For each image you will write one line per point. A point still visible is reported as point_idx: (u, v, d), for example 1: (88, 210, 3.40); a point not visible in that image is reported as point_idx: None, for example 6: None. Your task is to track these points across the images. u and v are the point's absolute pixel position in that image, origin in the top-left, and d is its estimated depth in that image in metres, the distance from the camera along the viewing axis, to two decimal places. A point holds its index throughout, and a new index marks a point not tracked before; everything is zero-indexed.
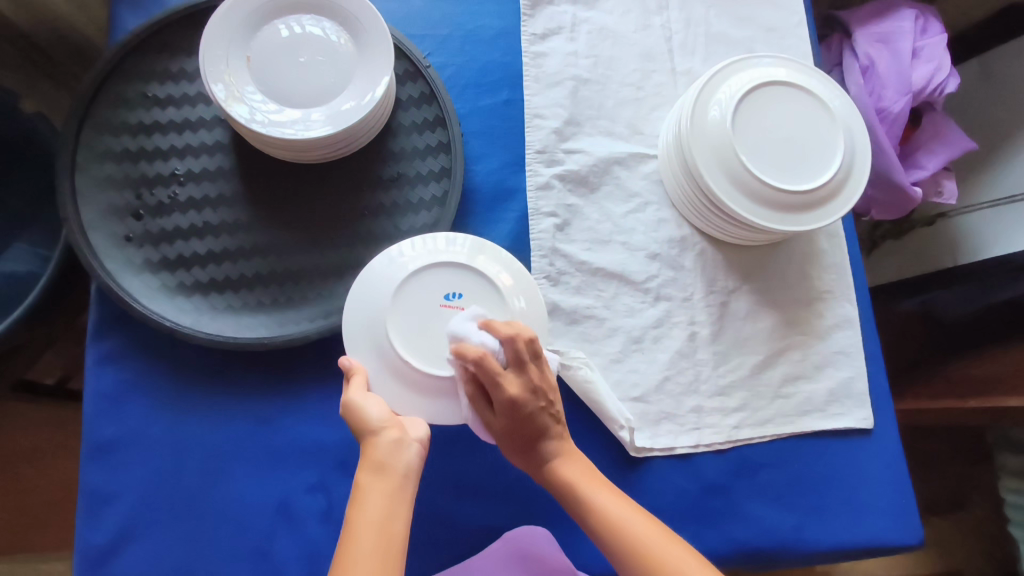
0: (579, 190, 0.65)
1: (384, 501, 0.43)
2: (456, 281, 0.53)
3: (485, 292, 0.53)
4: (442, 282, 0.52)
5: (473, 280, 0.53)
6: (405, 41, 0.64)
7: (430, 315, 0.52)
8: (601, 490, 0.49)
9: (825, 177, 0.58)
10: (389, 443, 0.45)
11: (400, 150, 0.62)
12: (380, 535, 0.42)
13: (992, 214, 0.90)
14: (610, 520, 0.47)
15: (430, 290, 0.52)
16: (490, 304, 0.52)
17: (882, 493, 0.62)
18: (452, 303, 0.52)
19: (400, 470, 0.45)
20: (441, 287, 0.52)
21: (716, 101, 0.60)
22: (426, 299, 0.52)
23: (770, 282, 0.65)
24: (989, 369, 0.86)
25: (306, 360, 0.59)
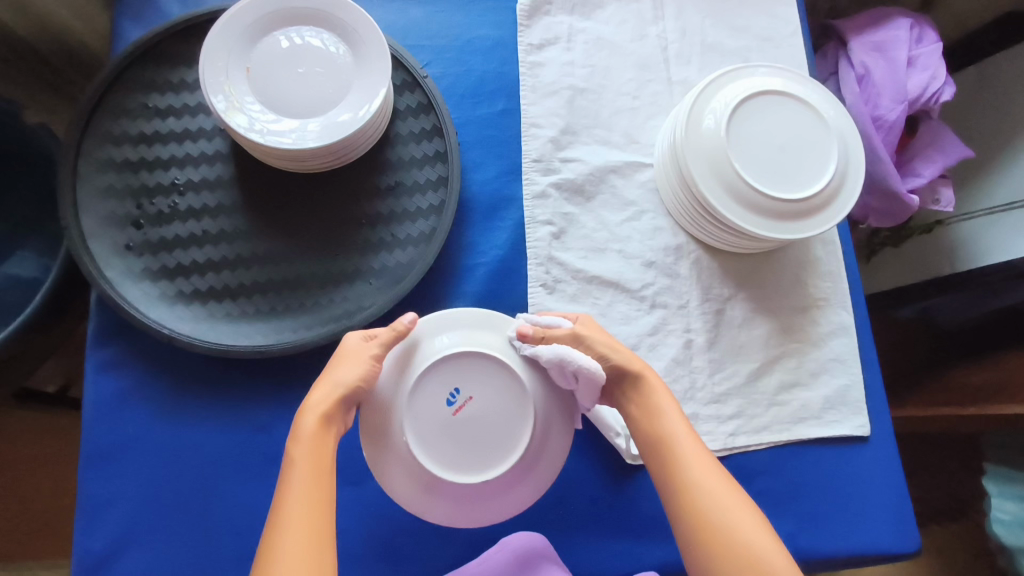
0: (575, 198, 0.66)
1: (320, 456, 0.45)
2: (463, 375, 0.50)
3: (475, 368, 0.50)
4: (426, 405, 0.49)
5: (474, 372, 0.50)
6: (403, 51, 0.64)
7: (454, 432, 0.49)
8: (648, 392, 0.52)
9: (819, 185, 0.58)
10: (340, 405, 0.47)
11: (398, 160, 0.63)
12: (311, 485, 0.44)
13: (989, 221, 0.91)
14: (648, 419, 0.50)
15: (432, 429, 0.49)
16: (496, 395, 0.50)
17: (878, 501, 0.62)
18: (457, 403, 0.49)
19: (335, 430, 0.47)
20: (445, 386, 0.49)
21: (711, 111, 0.61)
22: (432, 417, 0.49)
23: (766, 289, 0.66)
24: (989, 376, 0.86)
25: (303, 370, 0.59)
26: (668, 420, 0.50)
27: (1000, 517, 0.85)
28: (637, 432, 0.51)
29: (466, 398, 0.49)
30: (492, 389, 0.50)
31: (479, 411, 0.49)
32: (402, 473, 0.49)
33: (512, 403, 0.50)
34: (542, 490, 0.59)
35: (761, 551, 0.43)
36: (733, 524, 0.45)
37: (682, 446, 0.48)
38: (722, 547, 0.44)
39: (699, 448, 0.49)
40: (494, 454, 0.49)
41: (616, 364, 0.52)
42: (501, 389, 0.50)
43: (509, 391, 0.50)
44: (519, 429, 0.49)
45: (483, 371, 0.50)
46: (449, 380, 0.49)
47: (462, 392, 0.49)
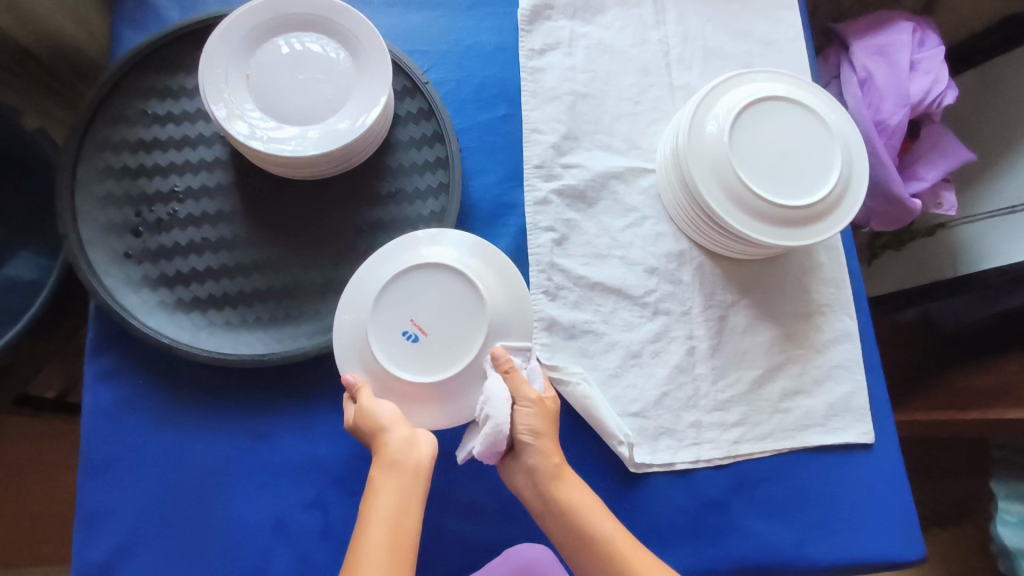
0: (577, 205, 0.65)
1: (391, 501, 0.47)
2: (393, 314, 0.51)
3: (390, 295, 0.51)
4: (403, 356, 0.51)
5: (396, 298, 0.51)
6: (404, 57, 0.64)
7: (434, 344, 0.51)
8: (569, 494, 0.51)
9: (823, 190, 0.58)
10: (401, 441, 0.48)
11: (398, 166, 0.62)
12: (390, 528, 0.45)
13: (991, 224, 0.90)
14: (573, 523, 0.50)
15: (424, 361, 0.51)
16: (432, 288, 0.52)
17: (882, 509, 0.61)
18: (414, 331, 0.51)
19: (410, 466, 0.48)
20: (395, 334, 0.51)
21: (713, 117, 0.60)
22: (417, 358, 0.51)
23: (769, 295, 0.65)
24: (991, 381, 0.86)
25: (303, 378, 0.58)
26: (590, 513, 0.50)
27: (1006, 518, 0.84)
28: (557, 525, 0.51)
29: (412, 323, 0.51)
30: (411, 294, 0.52)
31: (428, 314, 0.51)
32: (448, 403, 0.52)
33: (434, 277, 0.52)
34: None
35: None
36: None
37: (615, 543, 0.49)
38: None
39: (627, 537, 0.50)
40: (473, 309, 0.51)
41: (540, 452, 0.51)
42: (420, 284, 0.52)
43: (426, 275, 0.52)
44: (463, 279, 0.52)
45: (395, 294, 0.52)
46: (388, 330, 0.51)
47: (404, 321, 0.51)
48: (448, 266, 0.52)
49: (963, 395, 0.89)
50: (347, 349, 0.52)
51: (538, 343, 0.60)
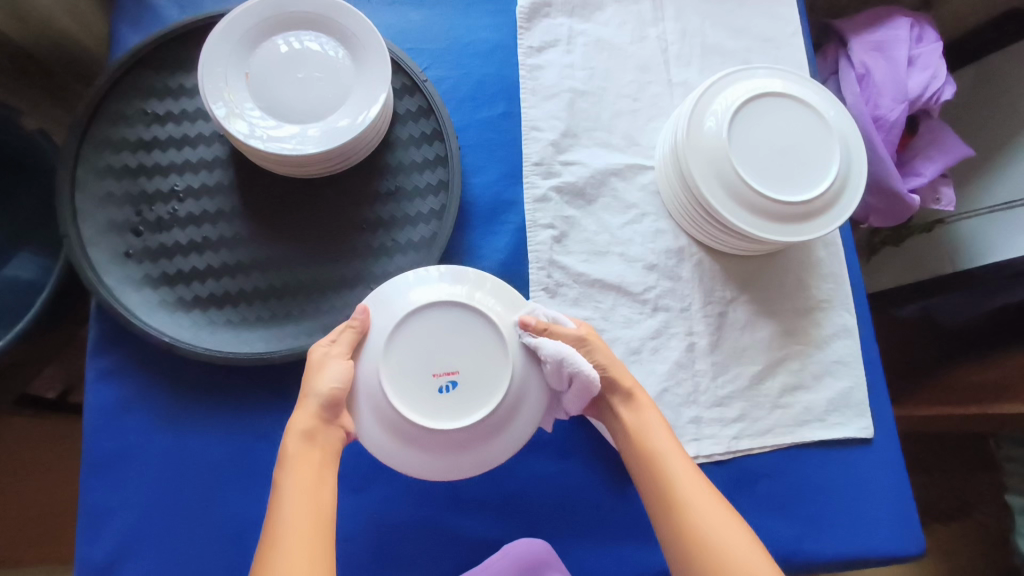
0: (576, 202, 0.65)
1: (310, 472, 0.46)
2: (416, 389, 0.50)
3: (396, 374, 0.50)
4: (458, 407, 0.50)
5: (404, 372, 0.50)
6: (402, 55, 0.64)
7: (465, 373, 0.50)
8: (640, 415, 0.53)
9: (823, 185, 0.57)
10: (317, 417, 0.48)
11: (398, 164, 0.62)
12: (304, 503, 0.45)
13: (989, 220, 0.92)
14: (639, 441, 0.52)
15: (474, 389, 0.50)
16: (424, 331, 0.51)
17: (882, 503, 0.62)
18: (444, 379, 0.50)
19: (322, 446, 0.48)
20: (440, 400, 0.50)
21: (712, 112, 0.60)
22: (469, 393, 0.50)
23: (768, 292, 0.65)
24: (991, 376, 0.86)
25: (303, 377, 0.58)
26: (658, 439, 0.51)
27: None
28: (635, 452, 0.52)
29: (436, 375, 0.50)
30: (407, 347, 0.50)
31: (439, 353, 0.51)
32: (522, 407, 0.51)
33: (411, 323, 0.51)
34: (545, 496, 0.59)
35: (743, 557, 0.46)
36: (722, 540, 0.46)
37: (671, 462, 0.50)
38: (708, 551, 0.46)
39: (686, 463, 0.50)
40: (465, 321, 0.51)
41: (611, 377, 0.54)
42: (407, 336, 0.51)
43: (402, 333, 0.51)
44: (441, 306, 0.51)
45: (396, 370, 0.50)
46: (426, 404, 0.50)
47: (432, 379, 0.50)
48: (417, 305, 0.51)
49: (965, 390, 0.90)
50: (415, 447, 0.50)
51: None
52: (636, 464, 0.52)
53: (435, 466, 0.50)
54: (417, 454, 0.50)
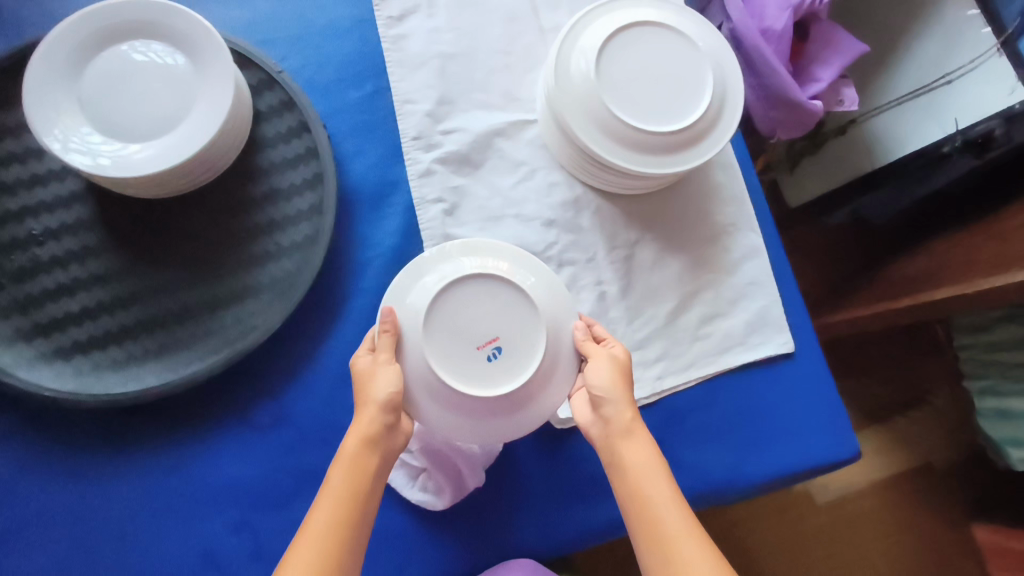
0: (463, 169, 0.63)
1: (354, 473, 0.48)
2: (472, 365, 0.50)
3: (447, 364, 0.50)
4: (511, 362, 0.51)
5: (453, 358, 0.50)
6: (250, 49, 0.61)
7: (506, 331, 0.51)
8: (636, 445, 0.50)
9: (700, 110, 0.56)
10: (381, 422, 0.49)
11: (269, 164, 0.60)
12: (348, 500, 0.47)
13: (898, 112, 0.95)
14: (636, 474, 0.49)
15: (518, 341, 0.51)
16: (455, 309, 0.51)
17: (810, 414, 0.62)
18: (487, 350, 0.51)
19: (382, 446, 0.49)
20: (499, 363, 0.50)
21: (578, 54, 0.57)
22: (516, 343, 0.51)
23: (672, 225, 0.64)
24: (920, 264, 0.98)
25: (205, 404, 0.56)
26: (659, 488, 0.49)
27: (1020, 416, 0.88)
28: (650, 525, 0.48)
29: (485, 349, 0.51)
30: (442, 337, 0.50)
31: (478, 325, 0.51)
32: (555, 376, 0.52)
33: (439, 312, 0.51)
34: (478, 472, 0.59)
35: None
36: None
37: (664, 509, 0.48)
38: None
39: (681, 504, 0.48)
40: (512, 295, 0.52)
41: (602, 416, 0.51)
42: (442, 321, 0.51)
43: (434, 319, 0.51)
44: (483, 275, 0.51)
45: (444, 362, 0.50)
46: (483, 374, 0.50)
47: (473, 350, 0.51)
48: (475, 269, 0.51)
49: (903, 283, 0.98)
50: (500, 416, 0.51)
51: None
52: (633, 498, 0.49)
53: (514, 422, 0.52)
54: (507, 421, 0.51)
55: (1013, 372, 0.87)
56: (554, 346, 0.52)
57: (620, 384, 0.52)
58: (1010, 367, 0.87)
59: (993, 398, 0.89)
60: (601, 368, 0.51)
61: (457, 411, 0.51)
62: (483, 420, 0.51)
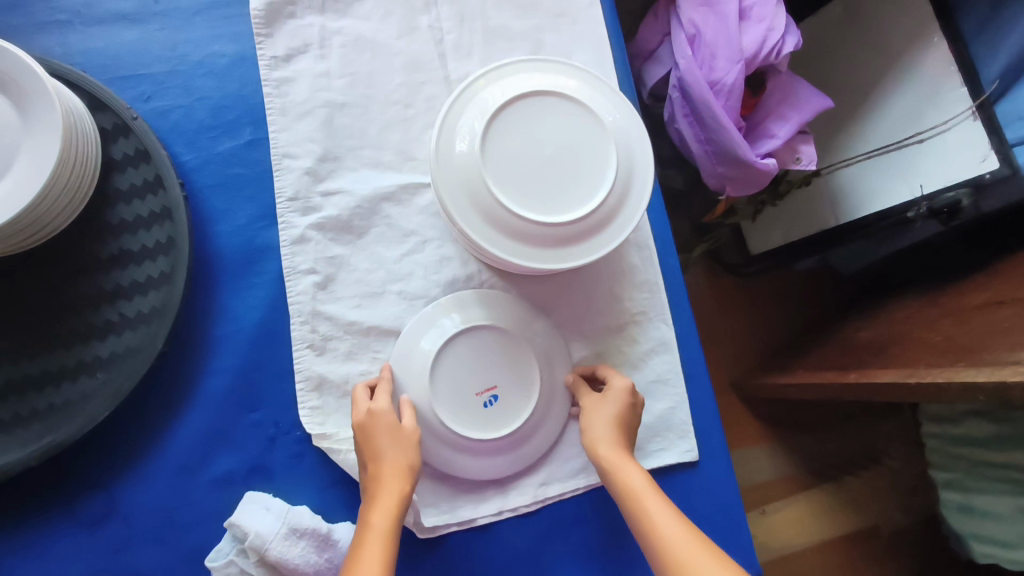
0: (343, 237, 0.57)
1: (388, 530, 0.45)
2: (467, 412, 0.53)
3: (448, 406, 0.52)
4: (506, 411, 0.54)
5: (453, 401, 0.52)
6: (103, 89, 0.54)
7: (504, 381, 0.54)
8: (630, 467, 0.49)
9: (601, 195, 0.50)
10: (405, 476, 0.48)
11: (119, 222, 0.53)
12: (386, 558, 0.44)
13: (868, 166, 0.87)
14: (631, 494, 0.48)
15: (512, 391, 0.54)
16: (462, 354, 0.53)
17: (713, 534, 0.57)
18: (485, 397, 0.53)
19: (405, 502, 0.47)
20: (492, 410, 0.53)
21: (464, 128, 0.51)
22: (512, 392, 0.54)
23: (575, 310, 0.59)
24: (876, 332, 0.91)
25: (23, 494, 0.49)
26: (659, 508, 0.46)
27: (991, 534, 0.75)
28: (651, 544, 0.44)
29: (482, 397, 0.53)
30: (444, 382, 0.53)
31: (481, 374, 0.53)
32: (539, 432, 0.55)
33: (451, 354, 0.53)
34: None
35: None
36: None
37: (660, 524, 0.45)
38: None
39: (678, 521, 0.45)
40: (510, 349, 0.55)
41: (597, 447, 0.51)
42: (449, 365, 0.53)
43: (443, 361, 0.53)
44: (487, 327, 0.54)
45: (445, 404, 0.52)
46: (477, 421, 0.53)
47: (473, 396, 0.53)
48: (484, 321, 0.54)
49: (858, 349, 0.90)
50: (489, 460, 0.54)
51: (307, 409, 0.53)
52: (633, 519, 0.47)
53: (503, 467, 0.55)
54: (493, 464, 0.54)
55: (981, 468, 0.76)
56: (545, 401, 0.55)
57: (617, 429, 0.52)
58: (976, 463, 0.76)
59: (957, 491, 0.79)
60: (596, 415, 0.53)
61: (448, 452, 0.53)
62: (473, 461, 0.54)
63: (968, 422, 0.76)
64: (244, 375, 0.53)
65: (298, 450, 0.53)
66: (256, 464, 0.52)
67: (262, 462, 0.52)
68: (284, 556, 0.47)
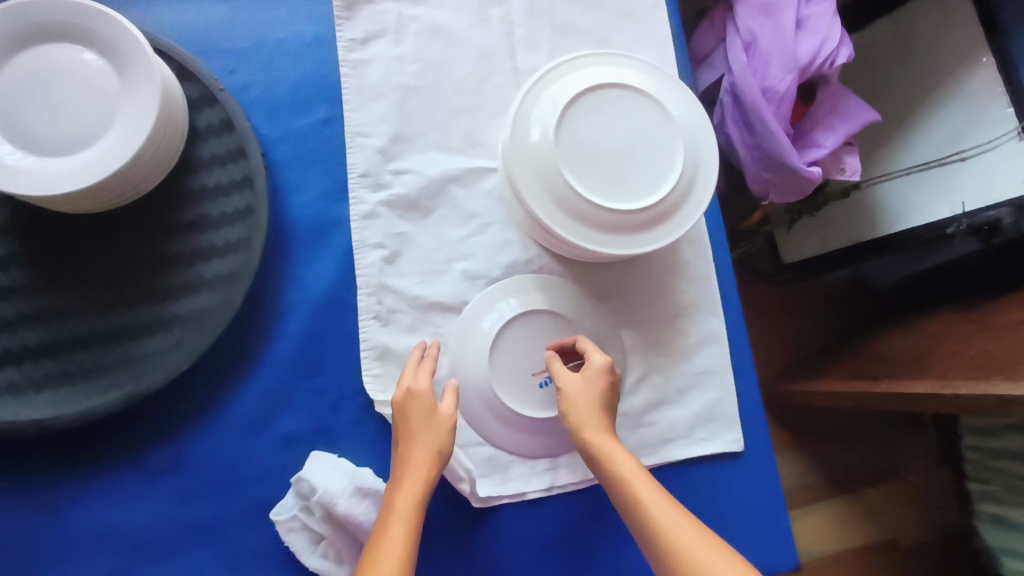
0: (410, 215, 0.59)
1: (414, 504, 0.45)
2: (523, 391, 0.55)
3: (506, 384, 0.54)
4: (559, 393, 0.55)
5: (511, 380, 0.54)
6: (193, 61, 0.56)
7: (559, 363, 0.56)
8: (614, 448, 0.47)
9: (668, 186, 0.51)
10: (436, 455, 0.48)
11: (200, 188, 0.55)
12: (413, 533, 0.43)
13: (908, 181, 0.88)
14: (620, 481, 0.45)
15: (567, 374, 0.56)
16: (520, 336, 0.55)
17: (753, 522, 0.58)
18: (541, 377, 0.55)
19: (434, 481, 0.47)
20: (546, 391, 0.55)
21: (539, 115, 0.53)
22: None
23: (629, 299, 0.60)
24: (911, 343, 0.92)
25: (101, 440, 0.52)
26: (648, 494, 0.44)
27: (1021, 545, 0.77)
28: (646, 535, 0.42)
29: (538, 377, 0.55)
30: (503, 362, 0.55)
31: (538, 356, 0.55)
32: None
33: (511, 335, 0.55)
34: None
35: None
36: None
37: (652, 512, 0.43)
38: None
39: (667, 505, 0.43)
40: (565, 332, 0.57)
41: (581, 430, 0.49)
42: (508, 345, 0.55)
43: (502, 341, 0.55)
44: (543, 310, 0.56)
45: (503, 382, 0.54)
46: (532, 400, 0.55)
47: (530, 376, 0.55)
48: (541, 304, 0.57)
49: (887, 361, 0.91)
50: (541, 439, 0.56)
51: (371, 377, 0.55)
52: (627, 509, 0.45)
53: (554, 446, 0.56)
54: (544, 444, 0.56)
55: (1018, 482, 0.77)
56: None
57: (597, 408, 0.50)
58: (1013, 476, 0.77)
59: (994, 503, 0.80)
60: (577, 398, 0.50)
61: (502, 428, 0.55)
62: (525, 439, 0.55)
63: (1008, 435, 0.77)
64: (312, 340, 0.55)
65: (360, 415, 0.55)
66: (320, 426, 0.54)
67: (326, 424, 0.54)
68: (349, 511, 0.49)
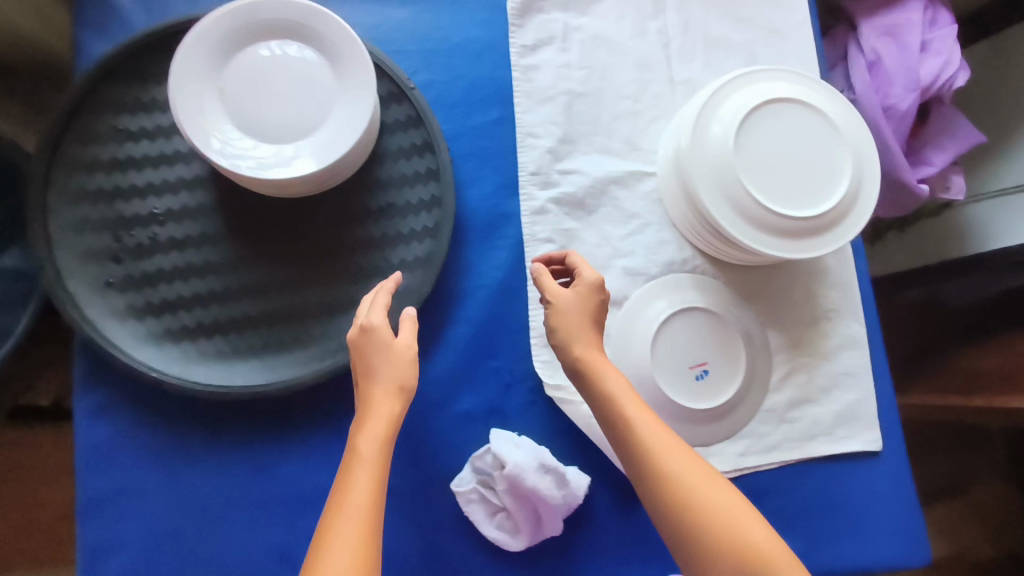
0: (576, 213, 0.62)
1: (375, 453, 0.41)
2: (680, 382, 0.58)
3: (665, 375, 0.58)
4: (712, 385, 0.59)
5: (670, 371, 0.58)
6: (385, 60, 0.60)
7: (714, 357, 0.59)
8: (614, 380, 0.47)
9: (836, 197, 0.55)
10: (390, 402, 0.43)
11: (388, 178, 0.59)
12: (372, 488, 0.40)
13: (998, 204, 0.88)
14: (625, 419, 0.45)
15: (720, 368, 0.59)
16: (678, 331, 0.59)
17: (891, 519, 0.61)
18: (698, 370, 0.58)
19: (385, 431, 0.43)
20: (701, 382, 0.58)
21: (714, 125, 0.56)
22: (719, 368, 0.59)
23: (776, 301, 0.64)
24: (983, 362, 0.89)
25: (301, 407, 0.56)
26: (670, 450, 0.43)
27: None
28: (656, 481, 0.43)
29: (695, 369, 0.58)
30: (663, 354, 0.58)
31: (694, 350, 0.59)
32: (740, 406, 0.60)
33: (669, 330, 0.59)
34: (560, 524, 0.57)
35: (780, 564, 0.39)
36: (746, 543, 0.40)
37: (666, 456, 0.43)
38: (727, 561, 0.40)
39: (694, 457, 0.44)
40: (722, 330, 0.60)
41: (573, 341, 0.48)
42: (667, 339, 0.58)
43: (662, 335, 0.58)
44: (701, 309, 0.60)
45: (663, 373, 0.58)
46: (689, 391, 0.58)
47: (688, 368, 0.58)
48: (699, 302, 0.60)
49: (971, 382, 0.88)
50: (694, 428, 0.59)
51: (542, 361, 0.58)
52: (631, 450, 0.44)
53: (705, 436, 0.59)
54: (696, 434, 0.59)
55: None
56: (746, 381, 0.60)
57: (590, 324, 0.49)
58: None
59: None
60: (568, 312, 0.49)
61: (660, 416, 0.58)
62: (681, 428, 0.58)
63: None
64: (486, 325, 0.59)
65: (530, 397, 0.59)
66: (494, 405, 0.58)
67: (499, 403, 0.58)
68: (537, 485, 0.53)
